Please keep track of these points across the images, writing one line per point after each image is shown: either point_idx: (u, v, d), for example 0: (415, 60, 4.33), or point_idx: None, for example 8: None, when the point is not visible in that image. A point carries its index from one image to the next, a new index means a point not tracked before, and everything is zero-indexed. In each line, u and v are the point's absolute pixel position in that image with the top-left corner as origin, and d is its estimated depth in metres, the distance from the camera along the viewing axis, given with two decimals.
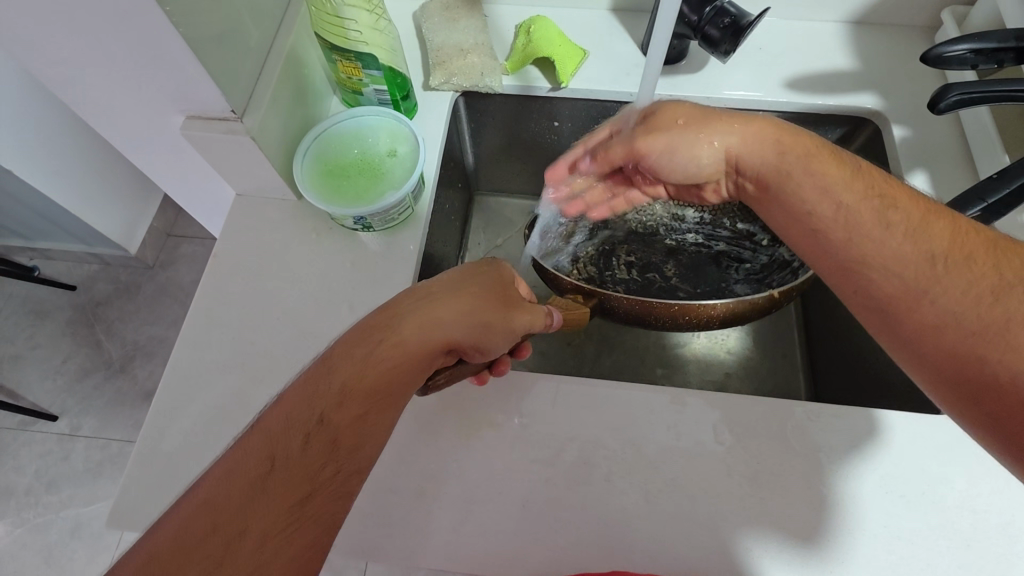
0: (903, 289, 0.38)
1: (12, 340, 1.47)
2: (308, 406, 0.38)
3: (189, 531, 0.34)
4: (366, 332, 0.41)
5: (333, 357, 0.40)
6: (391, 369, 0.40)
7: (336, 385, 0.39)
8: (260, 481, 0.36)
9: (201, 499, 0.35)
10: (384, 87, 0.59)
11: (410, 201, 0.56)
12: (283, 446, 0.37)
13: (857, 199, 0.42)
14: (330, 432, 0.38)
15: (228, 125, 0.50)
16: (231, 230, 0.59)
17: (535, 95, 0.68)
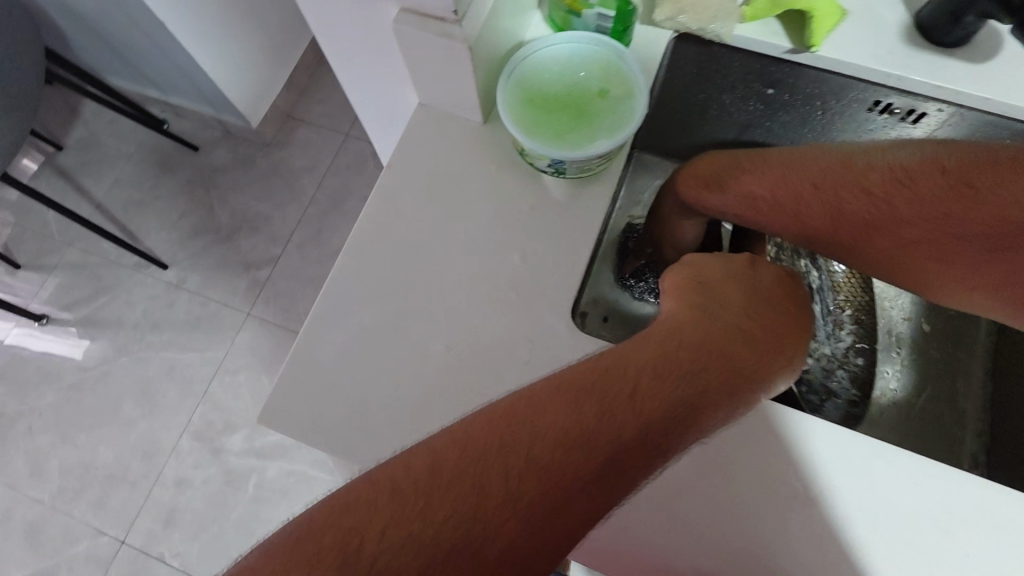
0: (980, 237, 0.46)
1: (137, 187, 1.55)
2: (572, 420, 0.36)
3: (402, 518, 0.32)
4: (645, 372, 0.39)
5: (599, 388, 0.37)
6: (665, 423, 0.38)
7: (573, 408, 0.36)
8: (501, 501, 0.33)
9: (421, 479, 0.33)
10: (611, 14, 0.51)
11: (613, 153, 0.49)
12: (499, 469, 0.34)
13: (847, 204, 0.48)
14: (575, 481, 0.35)
15: (445, 28, 0.45)
16: (410, 143, 0.54)
17: (765, 53, 0.58)
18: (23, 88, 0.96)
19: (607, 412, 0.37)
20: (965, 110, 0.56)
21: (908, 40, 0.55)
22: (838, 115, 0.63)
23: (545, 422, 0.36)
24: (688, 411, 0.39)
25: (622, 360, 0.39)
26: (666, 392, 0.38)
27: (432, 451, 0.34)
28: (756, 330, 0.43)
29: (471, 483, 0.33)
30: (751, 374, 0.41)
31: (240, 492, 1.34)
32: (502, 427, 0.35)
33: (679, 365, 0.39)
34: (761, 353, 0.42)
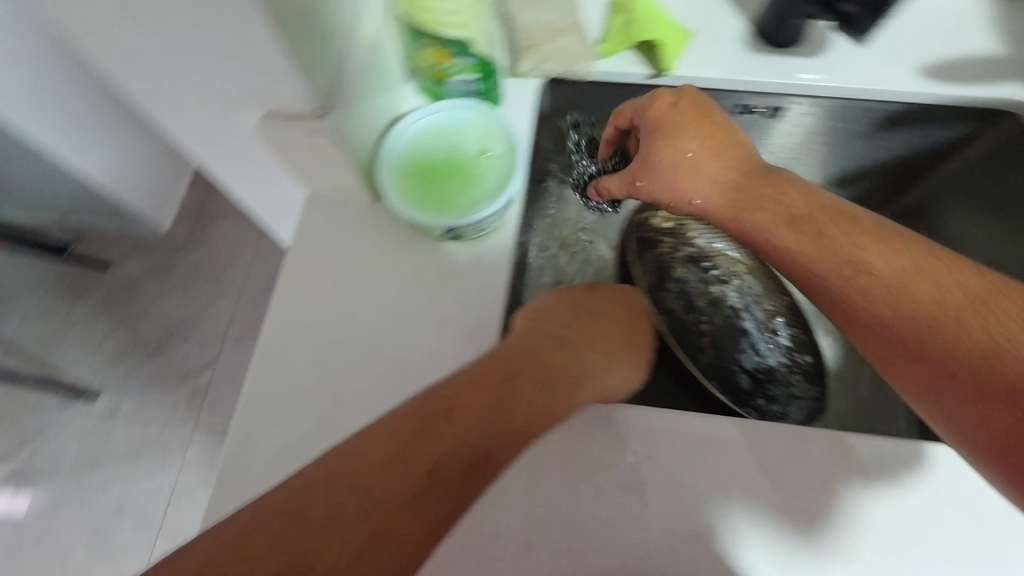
0: (936, 344, 0.36)
1: (49, 319, 1.45)
2: (423, 446, 0.39)
3: (269, 538, 0.34)
4: (490, 382, 0.44)
5: (450, 406, 0.42)
6: (519, 422, 0.43)
7: (437, 431, 0.40)
8: (359, 517, 0.36)
9: (280, 504, 0.35)
10: (474, 77, 0.52)
11: (504, 209, 0.50)
12: (357, 501, 0.36)
13: (791, 235, 0.43)
14: (433, 492, 0.38)
15: (312, 124, 0.45)
16: (303, 236, 0.53)
17: (629, 82, 0.61)
18: None
19: (470, 434, 0.41)
20: (817, 100, 0.61)
21: (753, 46, 0.59)
22: (711, 123, 0.67)
23: (386, 458, 0.38)
24: (540, 406, 0.45)
25: (481, 374, 0.44)
26: (518, 406, 0.44)
27: (297, 485, 0.36)
28: (602, 342, 0.50)
29: (328, 502, 0.36)
30: (586, 376, 0.48)
31: None
32: (366, 458, 0.38)
33: (529, 380, 0.45)
34: (604, 349, 0.50)
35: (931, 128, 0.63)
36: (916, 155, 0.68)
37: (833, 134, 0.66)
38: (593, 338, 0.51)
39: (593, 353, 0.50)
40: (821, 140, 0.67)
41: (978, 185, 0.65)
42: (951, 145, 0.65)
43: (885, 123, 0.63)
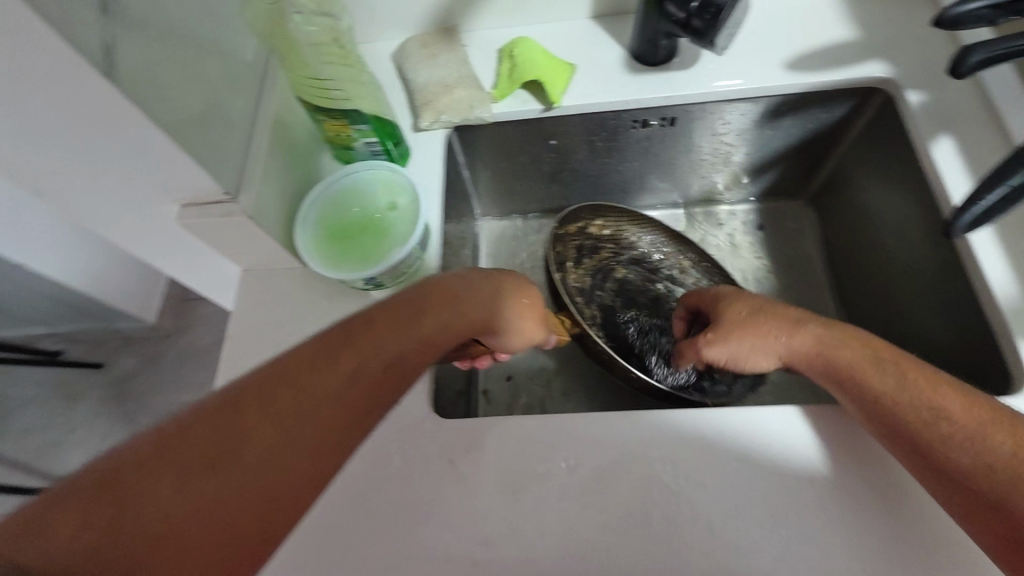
0: (952, 449, 0.41)
1: (50, 426, 1.45)
2: (317, 387, 0.39)
3: (94, 504, 0.30)
4: (411, 308, 0.45)
5: (359, 340, 0.41)
6: (400, 355, 0.43)
7: (333, 351, 0.40)
8: (207, 466, 0.34)
9: (157, 438, 0.33)
10: (375, 139, 0.57)
11: (418, 252, 0.54)
12: (222, 425, 0.35)
13: (886, 380, 0.45)
14: (323, 429, 0.38)
15: (224, 207, 0.49)
16: (243, 307, 0.57)
17: (527, 119, 0.66)
18: None
19: (359, 358, 0.41)
20: (701, 105, 0.66)
21: (631, 68, 0.65)
22: (616, 141, 0.71)
23: (277, 417, 0.37)
24: (435, 340, 0.45)
25: (379, 310, 0.44)
26: (408, 336, 0.43)
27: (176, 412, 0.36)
28: (502, 283, 0.51)
29: (185, 453, 0.33)
30: (480, 317, 0.48)
31: None
32: (247, 386, 0.37)
33: (429, 307, 0.46)
34: (496, 288, 0.50)
35: (813, 112, 0.67)
36: (811, 139, 0.72)
37: (727, 132, 0.70)
38: (494, 284, 0.51)
39: (498, 290, 0.51)
40: (719, 139, 0.72)
41: (866, 160, 0.69)
42: (839, 124, 0.69)
43: (770, 115, 0.68)
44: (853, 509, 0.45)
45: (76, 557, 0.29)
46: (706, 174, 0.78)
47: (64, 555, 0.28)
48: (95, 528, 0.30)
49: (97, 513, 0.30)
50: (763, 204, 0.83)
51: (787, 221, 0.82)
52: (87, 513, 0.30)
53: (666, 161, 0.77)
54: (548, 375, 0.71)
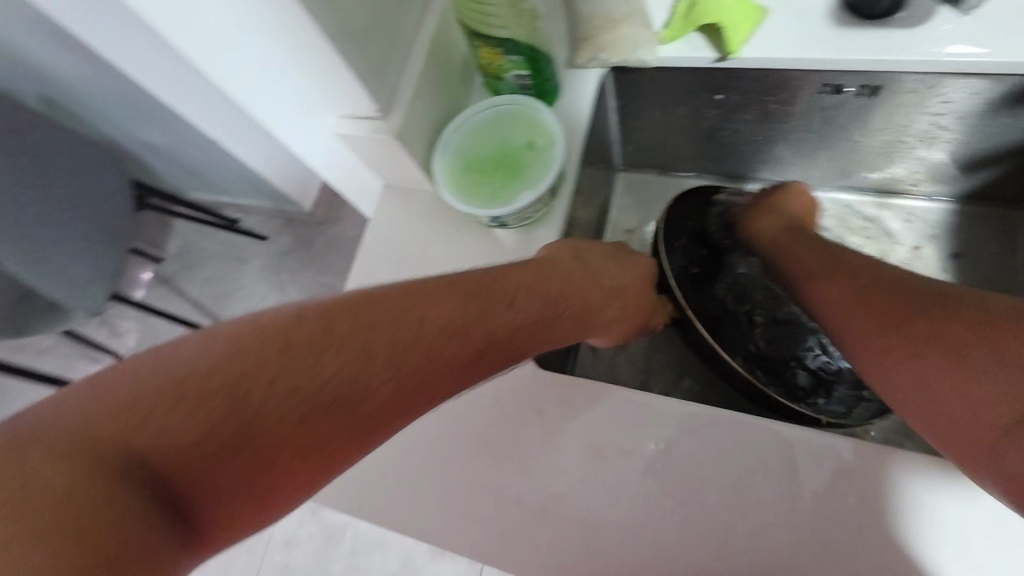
0: (941, 351, 0.41)
1: (224, 280, 1.70)
2: (419, 329, 0.40)
3: (209, 397, 0.32)
4: (497, 278, 0.46)
5: (457, 292, 0.43)
6: (498, 330, 0.44)
7: (451, 311, 0.42)
8: (319, 401, 0.35)
9: (263, 345, 0.35)
10: (526, 72, 0.55)
11: (548, 198, 0.53)
12: (336, 359, 0.36)
13: (861, 303, 0.48)
14: (413, 380, 0.39)
15: (375, 124, 0.51)
16: (379, 220, 0.61)
17: (695, 67, 0.59)
18: (120, 221, 1.09)
19: (470, 321, 0.43)
20: (918, 74, 0.53)
21: (838, 20, 0.54)
22: (795, 105, 0.62)
23: (382, 346, 0.38)
24: (527, 320, 0.46)
25: (500, 278, 0.46)
26: (520, 313, 0.46)
27: (294, 320, 0.37)
28: (609, 283, 0.54)
29: (296, 370, 0.35)
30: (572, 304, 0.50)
31: (340, 545, 1.18)
32: (361, 318, 0.38)
33: (543, 290, 0.48)
34: (597, 292, 0.52)
35: None
36: None
37: (945, 110, 0.57)
38: (607, 288, 0.54)
39: (603, 294, 0.53)
40: (929, 119, 0.59)
41: None
42: None
43: (1013, 98, 0.54)
44: None
45: (186, 452, 0.31)
46: (897, 158, 0.66)
47: (176, 443, 0.31)
48: (212, 430, 0.32)
49: (218, 419, 0.32)
50: (962, 205, 0.69)
51: (984, 229, 0.68)
52: (207, 415, 0.32)
53: (852, 136, 0.65)
54: (655, 347, 0.68)
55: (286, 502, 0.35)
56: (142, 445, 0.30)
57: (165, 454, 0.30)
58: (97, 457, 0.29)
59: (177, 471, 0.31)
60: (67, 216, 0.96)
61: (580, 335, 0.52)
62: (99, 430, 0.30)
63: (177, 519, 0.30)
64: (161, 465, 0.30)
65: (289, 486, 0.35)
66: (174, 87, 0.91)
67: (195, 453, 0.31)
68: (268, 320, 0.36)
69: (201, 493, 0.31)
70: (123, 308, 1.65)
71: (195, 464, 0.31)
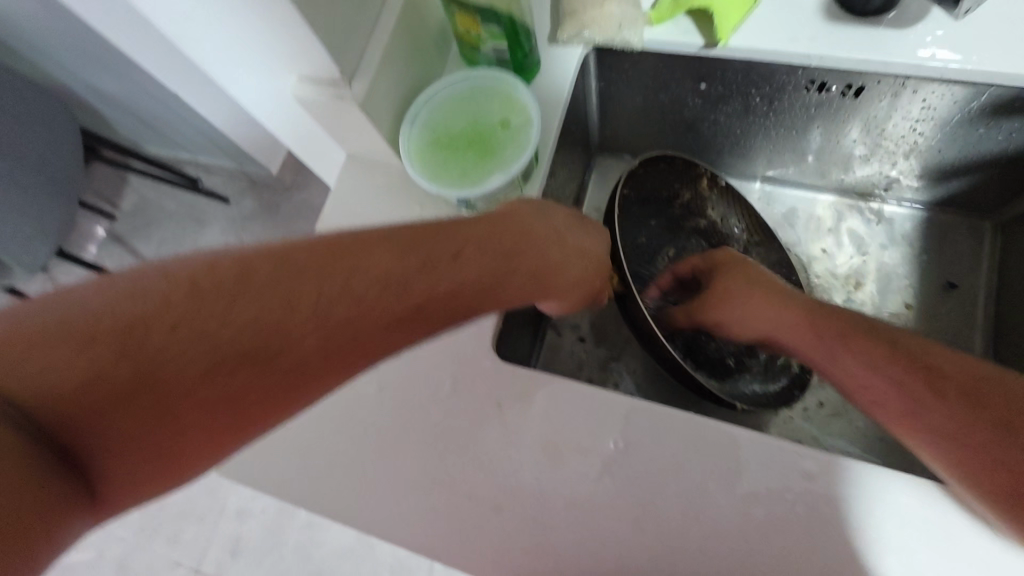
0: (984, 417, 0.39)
1: (181, 242, 1.61)
2: (353, 284, 0.36)
3: (98, 340, 0.29)
4: (447, 229, 0.41)
5: (400, 243, 0.38)
6: (444, 291, 0.39)
7: (388, 262, 0.37)
8: (227, 355, 0.32)
9: (169, 285, 0.32)
10: (504, 44, 0.52)
11: (520, 181, 0.50)
12: (253, 307, 0.33)
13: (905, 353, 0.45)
14: (343, 337, 0.36)
15: (336, 88, 0.47)
16: (340, 193, 0.57)
17: (682, 53, 0.56)
18: (64, 174, 1.01)
19: (415, 275, 0.38)
20: (903, 78, 0.52)
21: (830, 15, 0.53)
22: (779, 100, 0.60)
23: (306, 296, 0.34)
24: (473, 280, 0.41)
25: (454, 232, 0.41)
26: (474, 271, 0.41)
27: (209, 262, 0.33)
28: (575, 246, 0.49)
29: (204, 317, 0.32)
30: (529, 266, 0.45)
31: (294, 518, 1.16)
32: (287, 264, 0.35)
33: (501, 245, 0.43)
34: (556, 251, 0.47)
35: None
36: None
37: (925, 116, 0.56)
38: (570, 250, 0.48)
39: (569, 258, 0.48)
40: (910, 124, 0.58)
41: None
42: None
43: (991, 109, 0.53)
44: None
45: (71, 397, 0.28)
46: (876, 161, 0.65)
47: (58, 385, 0.28)
48: (102, 374, 0.29)
49: (110, 363, 0.29)
50: (933, 212, 0.69)
51: (951, 240, 0.68)
52: (96, 359, 0.29)
53: (831, 137, 0.64)
54: (621, 339, 0.67)
55: (191, 459, 0.33)
56: (19, 387, 0.27)
57: (47, 395, 0.28)
58: None
59: (63, 416, 0.28)
60: (2, 163, 0.88)
61: (537, 299, 0.48)
62: None
63: (64, 466, 0.28)
64: (44, 406, 0.28)
65: (197, 438, 0.32)
66: (123, 30, 0.83)
67: (81, 398, 0.29)
68: (179, 260, 0.33)
69: (92, 438, 0.29)
70: (71, 265, 1.56)
71: (83, 409, 0.29)
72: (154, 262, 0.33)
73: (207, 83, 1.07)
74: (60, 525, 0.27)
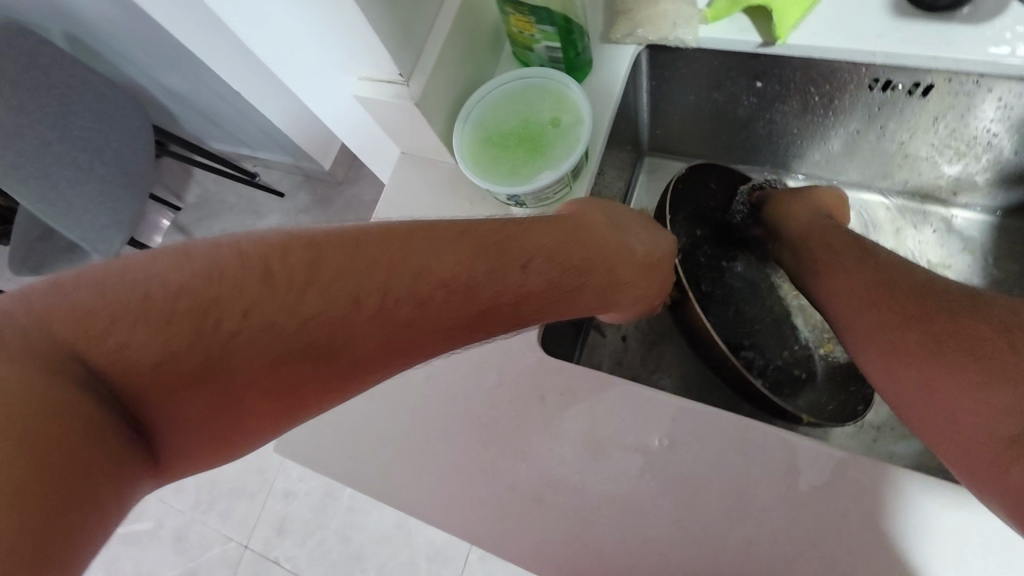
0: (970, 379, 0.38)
1: None
2: (411, 283, 0.38)
3: (176, 318, 0.31)
4: (506, 230, 0.42)
5: (459, 243, 0.40)
6: (500, 293, 0.41)
7: (445, 265, 0.39)
8: (293, 343, 0.34)
9: (245, 269, 0.34)
10: (558, 44, 0.52)
11: (569, 179, 0.51)
12: (318, 299, 0.35)
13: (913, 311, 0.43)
14: (399, 334, 0.38)
15: (395, 89, 0.49)
16: (395, 189, 0.60)
17: (738, 51, 0.56)
18: (140, 168, 1.08)
19: (473, 276, 0.40)
20: (976, 75, 0.50)
21: (898, 11, 0.51)
22: (839, 99, 0.58)
23: (368, 291, 0.36)
24: (529, 284, 0.42)
25: (514, 236, 0.42)
26: (530, 274, 0.42)
27: (281, 249, 0.35)
28: (640, 253, 0.49)
29: (276, 306, 0.34)
30: (587, 271, 0.46)
31: (338, 501, 1.21)
32: (352, 258, 0.36)
33: (560, 250, 0.44)
34: (615, 257, 0.47)
35: None
36: None
37: (1000, 116, 0.53)
38: (634, 258, 0.48)
39: (633, 267, 0.48)
40: (983, 124, 0.55)
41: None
42: None
43: None
44: None
45: (150, 371, 0.31)
46: (943, 163, 0.62)
47: (142, 359, 0.31)
48: (179, 352, 0.31)
49: (187, 343, 0.32)
50: (1009, 218, 0.65)
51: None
52: (175, 337, 0.31)
53: (895, 137, 0.61)
54: (666, 340, 0.66)
55: (251, 436, 0.35)
56: (103, 355, 0.30)
57: (129, 367, 0.30)
58: (55, 359, 0.28)
59: (143, 388, 0.31)
60: (88, 157, 0.95)
61: (593, 307, 0.48)
62: (61, 334, 0.29)
63: (141, 434, 0.30)
64: (129, 378, 0.30)
65: (259, 417, 0.35)
66: (197, 34, 0.89)
67: (159, 374, 0.31)
68: (252, 243, 0.35)
69: (166, 409, 0.32)
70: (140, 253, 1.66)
71: (161, 383, 0.31)
72: (227, 240, 0.35)
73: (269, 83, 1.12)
74: (133, 490, 0.29)
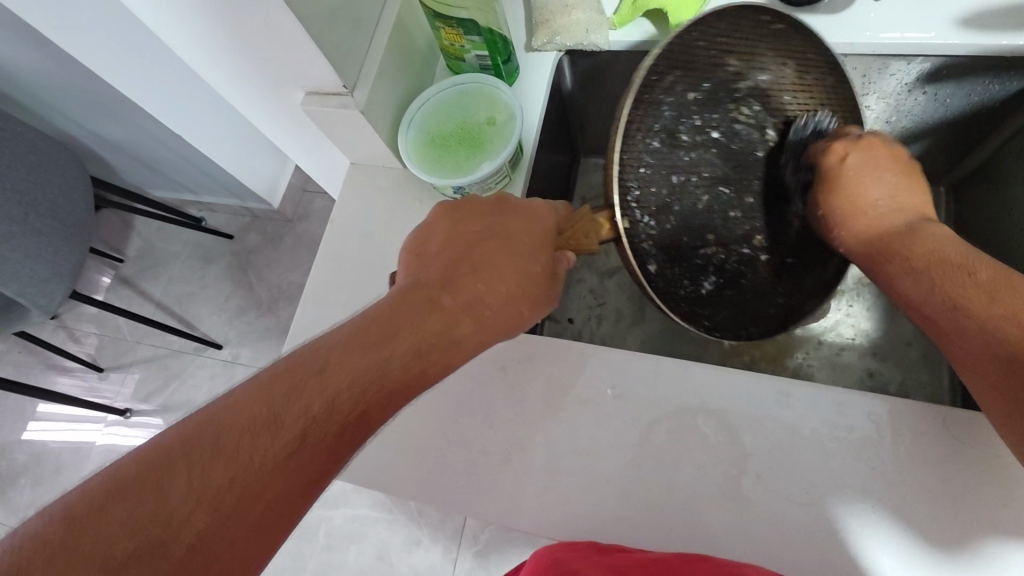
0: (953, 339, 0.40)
1: (189, 280, 1.67)
2: (267, 415, 0.35)
3: None
4: (347, 337, 0.39)
5: (290, 371, 0.37)
6: (366, 389, 0.38)
7: (283, 405, 0.35)
8: (149, 549, 0.30)
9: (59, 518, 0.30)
10: (485, 52, 0.58)
11: (508, 169, 0.56)
12: (149, 500, 0.31)
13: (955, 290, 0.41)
14: (291, 472, 0.35)
15: (341, 100, 0.54)
16: (348, 197, 0.64)
17: (645, 50, 0.63)
18: (78, 216, 1.07)
19: (321, 391, 0.36)
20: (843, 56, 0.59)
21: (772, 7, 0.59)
22: None
23: (223, 462, 0.33)
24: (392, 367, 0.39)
25: (343, 343, 0.39)
26: (389, 367, 0.39)
27: (106, 477, 0.31)
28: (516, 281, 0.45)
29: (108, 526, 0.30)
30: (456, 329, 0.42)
31: (312, 542, 1.16)
32: (188, 443, 0.33)
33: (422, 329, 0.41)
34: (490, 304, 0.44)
35: (981, 82, 0.58)
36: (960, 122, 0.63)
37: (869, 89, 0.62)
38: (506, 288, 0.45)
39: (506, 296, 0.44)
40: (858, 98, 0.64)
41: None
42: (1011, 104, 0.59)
43: (926, 78, 0.59)
44: (886, 516, 0.43)
45: None
46: None
47: None
48: None
49: None
50: None
51: None
52: None
53: None
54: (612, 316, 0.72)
55: None
56: None
57: None
58: None
59: None
60: (20, 211, 0.94)
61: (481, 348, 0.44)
62: None
63: None
64: None
65: None
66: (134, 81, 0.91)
67: None
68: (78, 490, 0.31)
69: None
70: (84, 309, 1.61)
71: None
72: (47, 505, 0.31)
73: (211, 121, 1.14)
74: None
